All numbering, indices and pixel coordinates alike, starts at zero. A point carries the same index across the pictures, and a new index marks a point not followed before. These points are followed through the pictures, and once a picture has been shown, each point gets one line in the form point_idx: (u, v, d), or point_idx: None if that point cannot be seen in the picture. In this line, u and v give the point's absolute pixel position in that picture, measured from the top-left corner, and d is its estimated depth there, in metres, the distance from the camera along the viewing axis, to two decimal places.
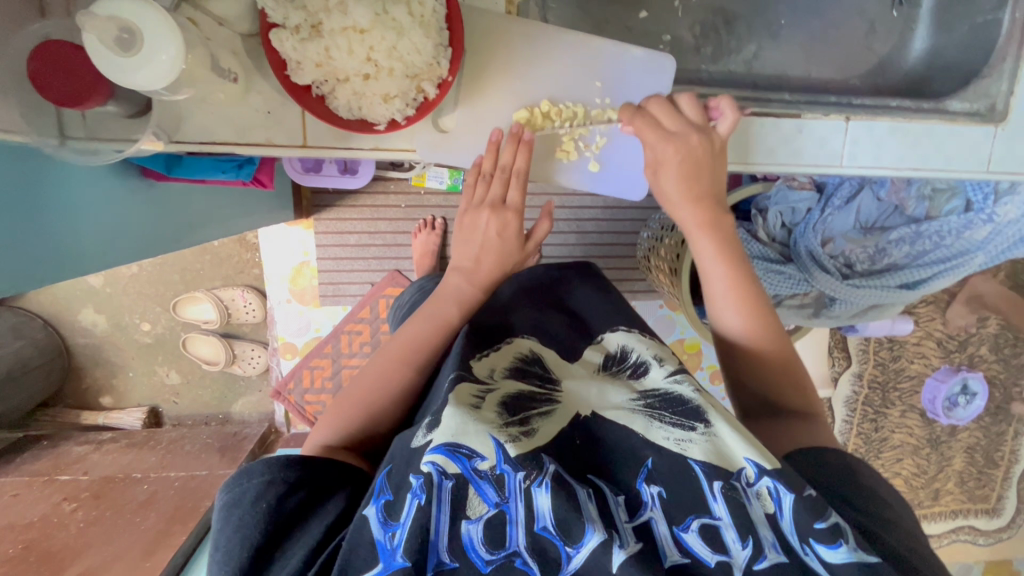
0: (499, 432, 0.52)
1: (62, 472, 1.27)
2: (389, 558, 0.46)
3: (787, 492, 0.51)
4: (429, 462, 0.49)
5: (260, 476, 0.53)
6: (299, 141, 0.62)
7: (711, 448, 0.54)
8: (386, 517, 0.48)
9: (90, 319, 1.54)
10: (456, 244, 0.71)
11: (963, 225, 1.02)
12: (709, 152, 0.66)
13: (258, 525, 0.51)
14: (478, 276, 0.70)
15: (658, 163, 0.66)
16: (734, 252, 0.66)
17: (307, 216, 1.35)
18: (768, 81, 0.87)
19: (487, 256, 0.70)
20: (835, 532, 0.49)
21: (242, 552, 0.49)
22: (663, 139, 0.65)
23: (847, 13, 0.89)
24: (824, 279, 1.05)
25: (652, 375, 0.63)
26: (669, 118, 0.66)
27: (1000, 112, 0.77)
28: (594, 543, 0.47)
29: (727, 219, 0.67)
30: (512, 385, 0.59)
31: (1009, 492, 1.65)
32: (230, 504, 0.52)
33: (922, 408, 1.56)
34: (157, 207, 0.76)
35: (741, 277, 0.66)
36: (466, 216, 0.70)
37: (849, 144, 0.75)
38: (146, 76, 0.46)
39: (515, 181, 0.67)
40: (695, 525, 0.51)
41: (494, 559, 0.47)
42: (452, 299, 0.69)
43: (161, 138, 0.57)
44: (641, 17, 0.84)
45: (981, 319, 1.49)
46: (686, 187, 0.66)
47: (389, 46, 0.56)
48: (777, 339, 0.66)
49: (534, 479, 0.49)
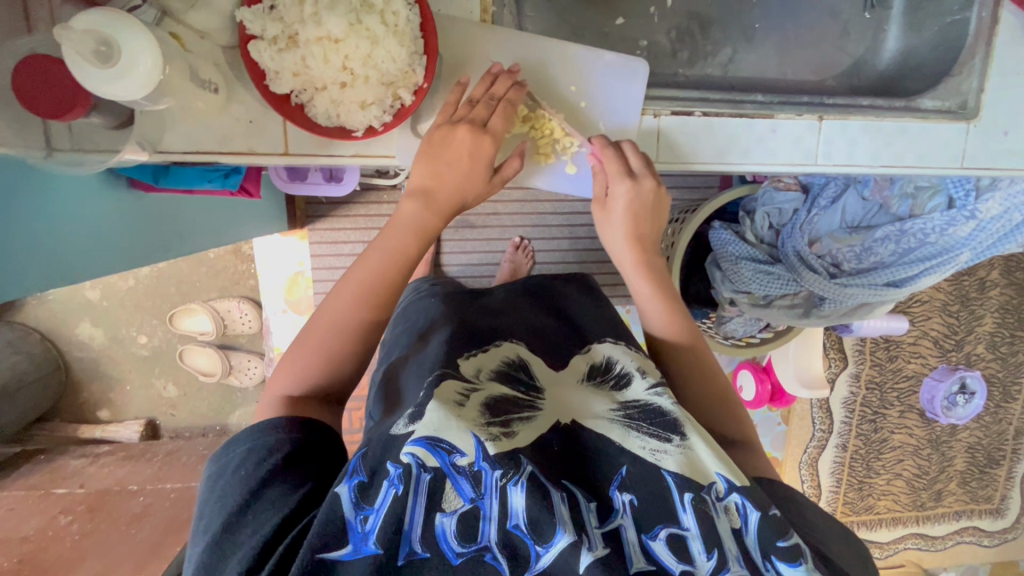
0: (481, 430, 0.53)
1: (59, 486, 1.28)
2: (359, 542, 0.47)
3: (753, 510, 0.54)
4: (411, 453, 0.50)
5: (242, 445, 0.55)
6: (280, 149, 0.64)
7: (685, 460, 0.55)
8: (360, 500, 0.49)
9: (87, 333, 1.55)
10: (416, 164, 0.65)
11: (947, 222, 1.02)
12: (655, 198, 0.72)
13: (237, 494, 0.52)
14: (436, 205, 0.66)
15: (604, 200, 0.72)
16: (667, 291, 0.74)
17: (300, 227, 1.37)
18: (745, 83, 0.89)
19: (450, 182, 0.65)
20: (796, 552, 0.52)
21: (219, 517, 0.51)
22: (620, 176, 0.69)
23: (820, 16, 0.90)
24: (812, 278, 1.07)
25: (634, 387, 0.63)
26: (631, 157, 0.70)
27: (973, 108, 0.78)
28: (563, 544, 0.47)
29: (659, 261, 0.75)
30: (495, 388, 0.61)
31: (1012, 492, 1.64)
32: (217, 473, 0.55)
33: (920, 408, 1.56)
34: (147, 218, 0.78)
35: (673, 313, 0.73)
36: (440, 129, 0.64)
37: (824, 142, 0.77)
38: (125, 87, 0.47)
39: (499, 109, 0.64)
40: (663, 534, 0.51)
41: (464, 552, 0.47)
42: (412, 228, 0.65)
43: (146, 149, 0.59)
44: (617, 24, 0.86)
45: (974, 317, 1.49)
46: (627, 228, 0.73)
47: (364, 54, 0.58)
48: (708, 371, 0.72)
49: (511, 478, 0.50)
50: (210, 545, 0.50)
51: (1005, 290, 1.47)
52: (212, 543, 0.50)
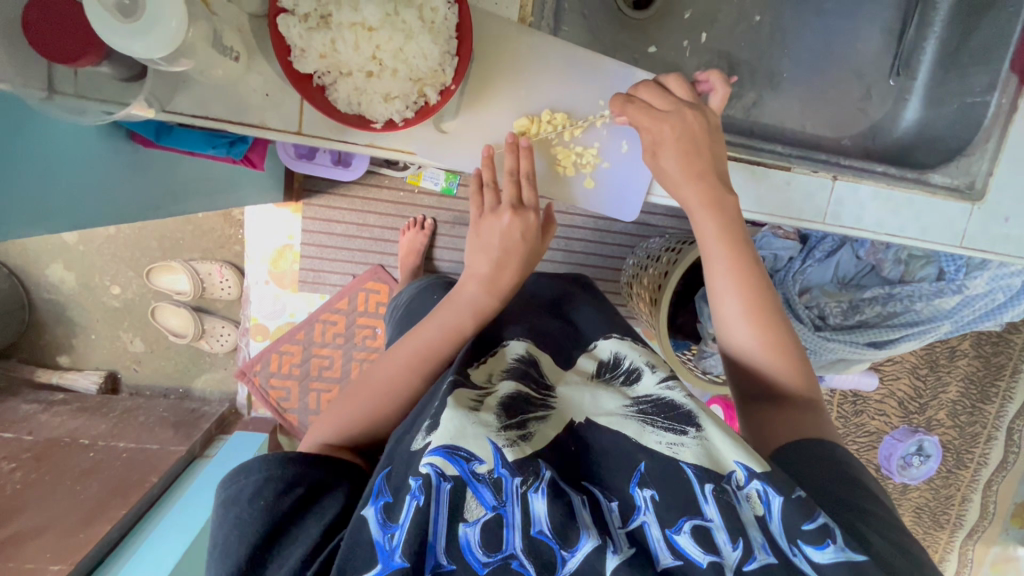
0: (498, 436, 0.53)
1: (5, 429, 1.22)
2: (387, 559, 0.46)
3: (776, 495, 0.52)
4: (429, 463, 0.49)
5: (257, 473, 0.53)
6: (293, 128, 0.62)
7: (703, 451, 0.55)
8: (386, 519, 0.49)
9: (57, 276, 1.50)
10: (470, 252, 0.66)
11: (935, 291, 1.05)
12: (706, 130, 0.64)
13: (254, 523, 0.51)
14: (496, 286, 0.65)
15: (654, 146, 0.65)
16: (737, 233, 0.64)
17: (296, 200, 1.34)
18: (764, 129, 0.89)
19: (509, 259, 0.65)
20: (824, 532, 0.51)
21: (241, 550, 0.50)
22: (656, 121, 0.64)
23: (845, 76, 0.92)
24: (796, 327, 1.07)
25: (644, 382, 0.63)
26: (658, 100, 0.65)
27: (979, 190, 0.80)
28: (589, 548, 0.48)
29: (733, 201, 0.64)
30: (509, 387, 0.59)
31: (951, 556, 1.67)
32: (228, 500, 0.53)
33: (877, 464, 1.59)
34: (145, 173, 0.76)
35: (743, 263, 0.64)
36: (486, 220, 0.66)
37: (833, 203, 0.78)
38: (144, 45, 0.45)
39: (525, 182, 0.66)
40: (688, 526, 0.51)
41: (490, 561, 0.48)
42: (471, 309, 0.65)
43: (153, 107, 0.56)
44: (649, 51, 0.87)
45: (940, 383, 1.53)
46: (686, 165, 0.64)
47: (395, 48, 0.57)
48: (779, 322, 0.64)
49: (532, 485, 0.50)
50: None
51: (973, 361, 1.50)
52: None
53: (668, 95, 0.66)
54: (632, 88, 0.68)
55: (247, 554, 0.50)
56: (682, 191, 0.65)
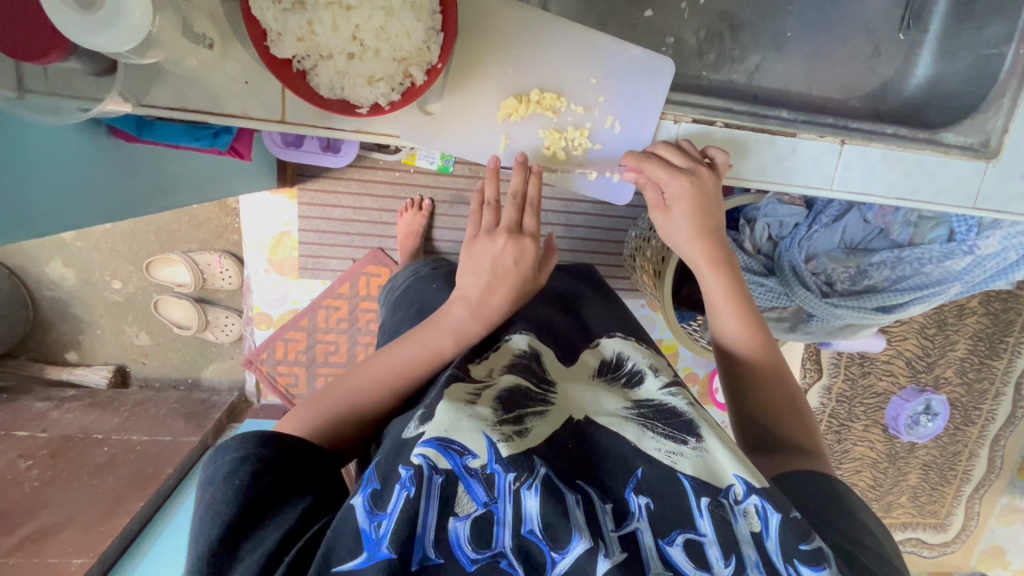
0: (493, 431, 0.52)
1: (20, 428, 1.24)
2: (374, 549, 0.45)
3: (774, 512, 0.51)
4: (421, 454, 0.49)
5: (234, 452, 0.52)
6: (276, 116, 0.59)
7: (701, 463, 0.54)
8: (373, 508, 0.48)
9: (58, 273, 1.49)
10: (461, 274, 0.66)
11: (945, 253, 1.03)
12: (714, 187, 0.67)
13: (228, 502, 0.50)
14: (484, 310, 0.65)
15: (667, 202, 0.66)
16: (743, 292, 0.66)
17: (290, 186, 1.31)
18: (768, 93, 0.86)
19: (499, 284, 0.64)
20: (818, 556, 0.49)
21: (213, 531, 0.48)
22: (672, 175, 0.66)
23: (853, 31, 0.87)
24: (803, 294, 1.05)
25: (646, 386, 0.63)
26: (675, 157, 0.67)
27: (994, 147, 0.78)
28: (579, 550, 0.47)
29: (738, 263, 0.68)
30: (508, 380, 0.59)
31: (957, 510, 1.68)
32: (205, 481, 0.52)
33: (883, 424, 1.59)
34: (129, 169, 0.73)
35: (749, 318, 0.66)
36: (480, 242, 0.66)
37: (841, 167, 0.75)
38: (109, 38, 0.43)
39: (528, 210, 0.66)
40: (680, 539, 0.50)
41: (478, 558, 0.47)
42: (454, 331, 0.64)
43: (129, 102, 0.54)
44: (646, 16, 0.82)
45: (948, 342, 1.51)
46: (697, 224, 0.66)
47: (377, 26, 0.54)
48: (783, 376, 0.65)
49: (525, 482, 0.50)
50: (199, 559, 0.47)
51: (982, 319, 1.48)
52: (205, 558, 0.47)
53: (685, 154, 0.68)
54: (651, 146, 0.69)
55: (217, 539, 0.48)
56: (689, 250, 0.67)
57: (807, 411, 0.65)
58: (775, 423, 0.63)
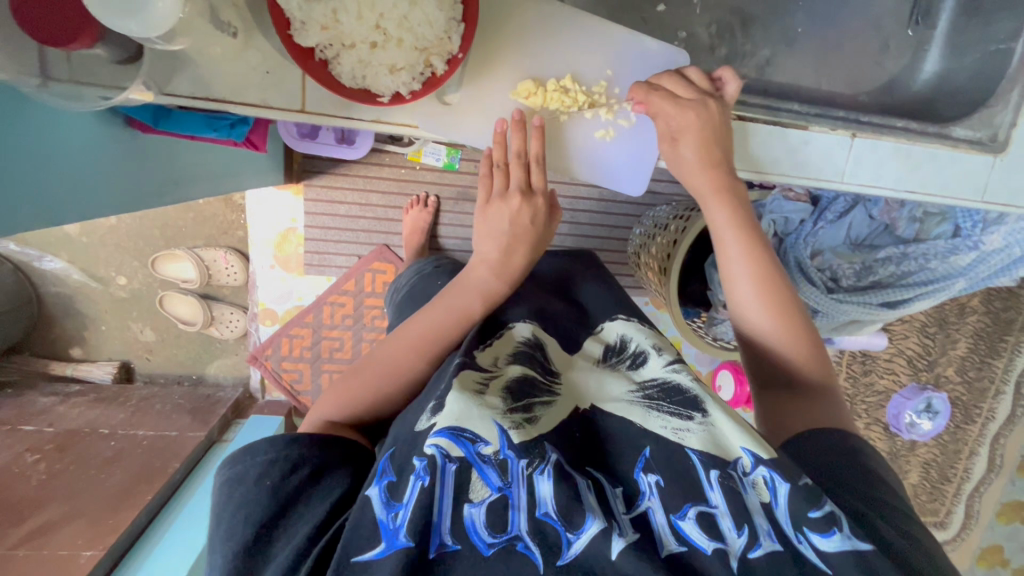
0: (504, 418, 0.53)
1: (26, 422, 1.24)
2: (391, 538, 0.46)
3: (783, 481, 0.52)
4: (434, 445, 0.50)
5: (264, 454, 0.53)
6: (297, 105, 0.60)
7: (709, 438, 0.55)
8: (390, 498, 0.49)
9: (63, 269, 1.49)
10: (478, 237, 0.66)
11: (950, 249, 1.04)
12: (722, 117, 0.65)
13: (262, 503, 0.51)
14: (506, 269, 0.66)
15: (676, 134, 0.64)
16: (748, 223, 0.64)
17: (297, 182, 1.32)
18: (778, 88, 0.87)
19: (518, 244, 0.66)
20: (830, 519, 0.50)
21: (246, 530, 0.49)
22: (680, 108, 0.64)
23: (862, 28, 0.88)
24: (809, 289, 1.05)
25: (650, 365, 0.63)
26: (681, 89, 0.65)
27: (1000, 143, 0.78)
28: (594, 530, 0.47)
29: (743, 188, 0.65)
30: (516, 370, 0.60)
31: (957, 508, 1.69)
32: (233, 481, 0.52)
33: (885, 422, 1.60)
34: (142, 160, 0.74)
35: (755, 252, 0.64)
36: (494, 206, 0.65)
37: (852, 160, 0.76)
38: (140, 24, 0.44)
39: (535, 166, 0.65)
40: (693, 513, 0.50)
41: (495, 542, 0.47)
42: (480, 292, 0.65)
43: (152, 90, 0.54)
44: (658, 11, 0.83)
45: (950, 340, 1.52)
46: (705, 154, 0.64)
47: (400, 15, 0.55)
48: (796, 315, 0.64)
49: (538, 466, 0.51)
50: (233, 556, 0.48)
51: (983, 318, 1.50)
52: (238, 557, 0.48)
53: (691, 84, 0.66)
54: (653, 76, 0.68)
55: (250, 538, 0.49)
56: (694, 178, 0.65)
57: (820, 346, 0.65)
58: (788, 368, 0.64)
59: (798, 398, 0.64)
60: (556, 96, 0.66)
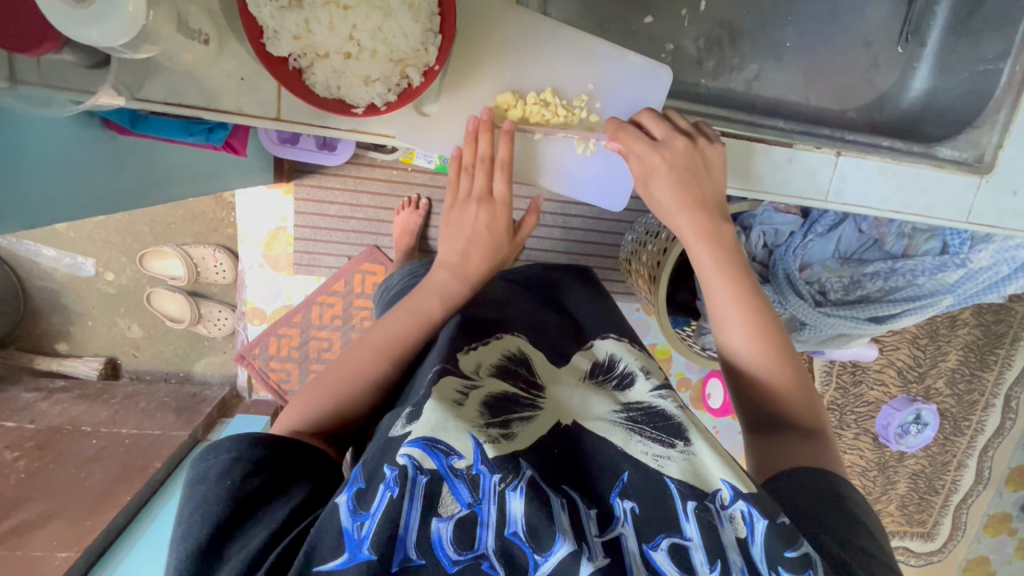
0: (480, 431, 0.52)
1: (8, 419, 1.23)
2: (354, 549, 0.45)
3: (760, 517, 0.51)
4: (407, 455, 0.48)
5: (227, 452, 0.53)
6: (271, 112, 0.59)
7: (688, 467, 0.55)
8: (357, 507, 0.47)
9: (49, 264, 1.48)
10: (442, 240, 0.71)
11: (937, 266, 1.03)
12: (693, 159, 0.64)
13: (219, 501, 0.50)
14: (464, 271, 0.70)
15: (647, 175, 0.65)
16: (735, 265, 0.65)
17: (287, 181, 1.31)
18: (766, 102, 0.86)
19: (475, 249, 0.70)
20: (805, 561, 0.50)
21: (202, 529, 0.48)
22: (648, 150, 0.64)
23: (852, 44, 0.88)
24: (797, 303, 1.05)
25: (637, 388, 0.63)
26: (653, 127, 0.65)
27: (987, 164, 0.78)
28: (563, 553, 0.47)
29: (728, 229, 0.66)
30: (494, 386, 0.58)
31: (945, 519, 1.69)
32: (196, 480, 0.52)
33: (874, 433, 1.60)
34: (122, 161, 0.73)
35: (744, 296, 0.64)
36: (455, 212, 0.70)
37: (837, 179, 0.75)
38: (101, 33, 0.43)
39: (499, 171, 0.66)
40: (665, 544, 0.50)
41: (461, 560, 0.47)
42: (440, 293, 0.69)
43: (123, 95, 0.54)
44: (646, 22, 0.82)
45: (940, 352, 1.52)
46: (680, 196, 0.64)
47: (374, 27, 0.54)
48: (786, 357, 0.64)
49: (510, 483, 0.50)
50: (186, 556, 0.47)
51: (974, 330, 1.49)
52: (191, 557, 0.47)
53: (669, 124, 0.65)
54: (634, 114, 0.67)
55: (206, 537, 0.48)
56: (677, 218, 0.65)
57: (809, 389, 0.65)
58: (777, 411, 0.64)
59: (789, 443, 0.63)
60: (533, 109, 0.66)
